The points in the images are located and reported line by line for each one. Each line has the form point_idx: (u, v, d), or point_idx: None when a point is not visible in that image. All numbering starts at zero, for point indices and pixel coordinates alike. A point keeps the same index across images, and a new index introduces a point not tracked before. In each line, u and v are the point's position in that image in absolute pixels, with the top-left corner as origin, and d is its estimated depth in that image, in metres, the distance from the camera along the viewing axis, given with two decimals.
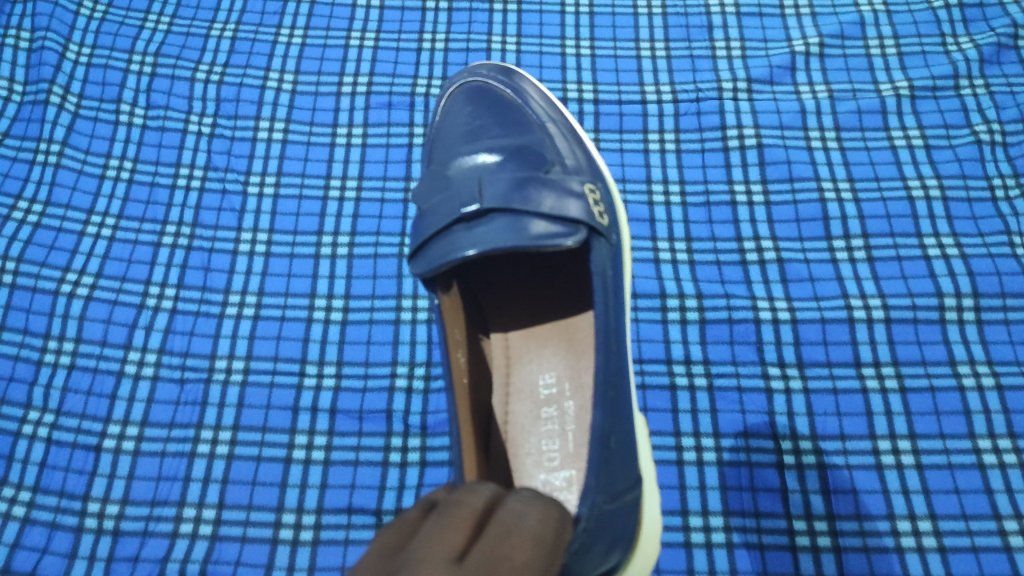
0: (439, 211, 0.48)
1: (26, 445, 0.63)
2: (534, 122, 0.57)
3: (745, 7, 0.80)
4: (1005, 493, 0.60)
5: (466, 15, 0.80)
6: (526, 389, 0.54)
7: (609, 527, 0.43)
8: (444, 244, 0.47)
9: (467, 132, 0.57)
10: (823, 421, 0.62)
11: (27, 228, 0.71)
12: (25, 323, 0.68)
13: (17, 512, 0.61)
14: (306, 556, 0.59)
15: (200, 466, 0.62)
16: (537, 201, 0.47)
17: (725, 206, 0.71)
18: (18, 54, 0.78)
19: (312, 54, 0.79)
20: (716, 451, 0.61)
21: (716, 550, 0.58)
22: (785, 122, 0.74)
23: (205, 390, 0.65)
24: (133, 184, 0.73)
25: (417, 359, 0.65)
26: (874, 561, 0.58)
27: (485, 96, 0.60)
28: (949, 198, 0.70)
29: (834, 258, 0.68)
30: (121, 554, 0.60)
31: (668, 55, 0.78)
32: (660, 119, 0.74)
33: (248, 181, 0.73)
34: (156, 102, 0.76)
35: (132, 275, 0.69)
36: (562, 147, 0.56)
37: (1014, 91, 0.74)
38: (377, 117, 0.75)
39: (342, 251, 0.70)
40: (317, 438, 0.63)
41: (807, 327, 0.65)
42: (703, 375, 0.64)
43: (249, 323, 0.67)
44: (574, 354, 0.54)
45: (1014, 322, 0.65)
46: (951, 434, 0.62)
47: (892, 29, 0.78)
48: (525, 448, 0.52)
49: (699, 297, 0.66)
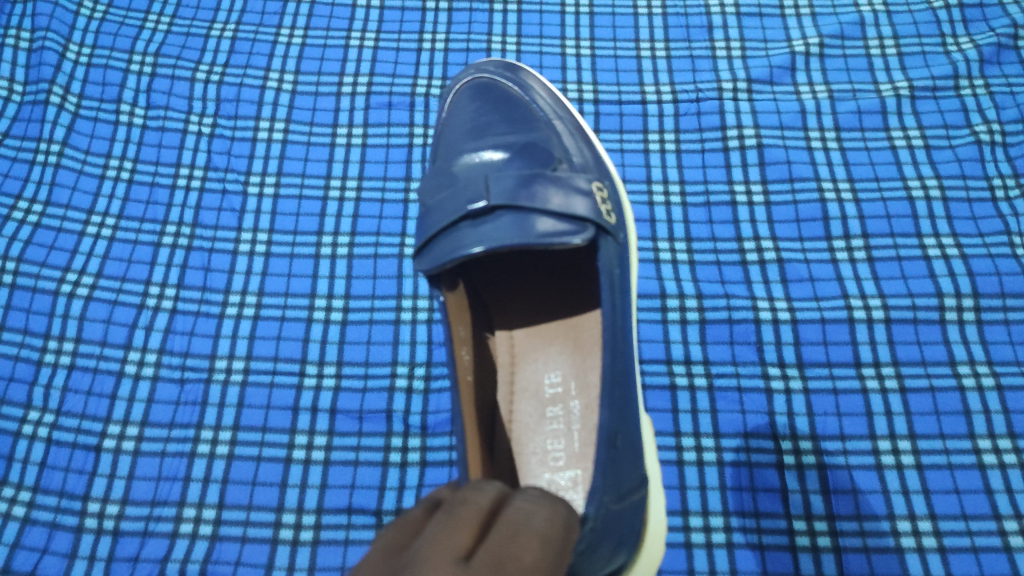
0: (446, 208, 0.48)
1: (25, 445, 0.63)
2: (540, 119, 0.57)
3: (745, 7, 0.80)
4: (1005, 493, 0.60)
5: (466, 15, 0.80)
6: (531, 388, 0.54)
7: (615, 527, 0.43)
8: (450, 240, 0.47)
9: (472, 128, 0.57)
10: (823, 421, 0.62)
11: (27, 228, 0.71)
12: (25, 323, 0.68)
13: (17, 512, 0.61)
14: (306, 556, 0.59)
15: (200, 466, 0.62)
16: (544, 198, 0.47)
17: (725, 206, 0.71)
18: (18, 54, 0.78)
19: (312, 54, 0.79)
20: (716, 451, 0.62)
21: (717, 550, 0.58)
22: (785, 122, 0.74)
23: (205, 390, 0.65)
24: (133, 184, 0.73)
25: (417, 359, 0.65)
26: (874, 561, 0.58)
27: (491, 93, 0.60)
28: (949, 198, 0.70)
29: (834, 258, 0.68)
30: (121, 554, 0.60)
31: (668, 55, 0.78)
32: (660, 120, 0.74)
33: (248, 181, 0.73)
34: (156, 102, 0.76)
35: (132, 275, 0.69)
36: (569, 144, 0.56)
37: (1014, 91, 0.74)
38: (377, 117, 0.75)
39: (342, 251, 0.70)
40: (317, 438, 0.63)
41: (807, 327, 0.65)
42: (703, 375, 0.64)
43: (249, 323, 0.67)
44: (580, 353, 0.54)
45: (1014, 321, 0.65)
46: (951, 434, 0.62)
47: (891, 30, 0.78)
48: (529, 447, 0.52)
49: (699, 297, 0.66)
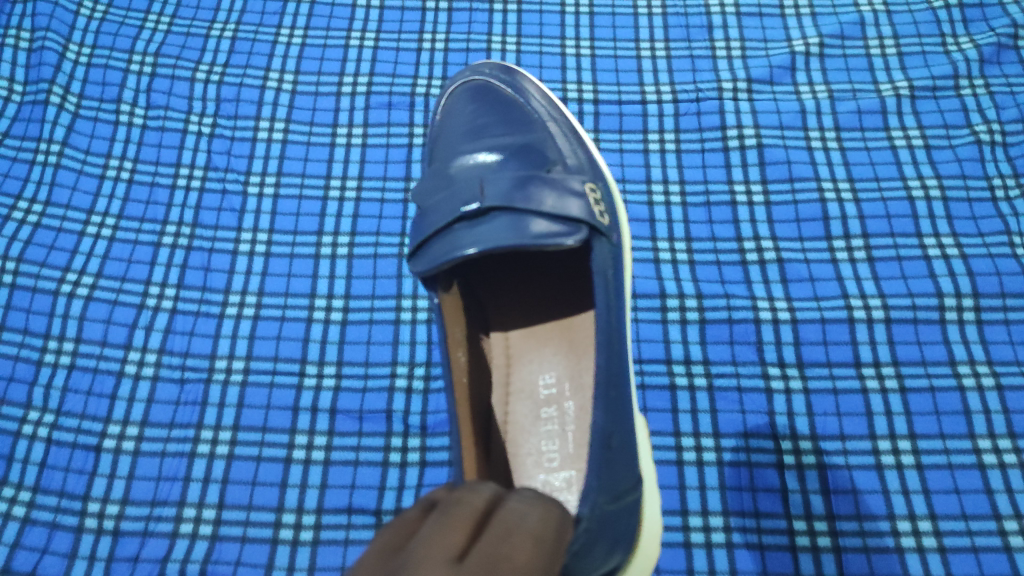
0: (441, 210, 0.48)
1: (26, 446, 0.63)
2: (536, 121, 0.57)
3: (745, 7, 0.80)
4: (1005, 493, 0.60)
5: (466, 15, 0.80)
6: (526, 389, 0.54)
7: (611, 527, 0.43)
8: (446, 242, 0.47)
9: (468, 130, 0.57)
10: (823, 421, 0.62)
11: (27, 228, 0.71)
12: (25, 323, 0.68)
13: (17, 512, 0.61)
14: (306, 556, 0.59)
15: (200, 466, 0.62)
16: (538, 200, 0.47)
17: (725, 206, 0.71)
18: (18, 54, 0.78)
19: (312, 54, 0.79)
20: (716, 451, 0.62)
21: (716, 550, 0.58)
22: (785, 122, 0.74)
23: (205, 390, 0.65)
24: (133, 185, 0.73)
25: (417, 359, 0.65)
26: (874, 562, 0.58)
27: (487, 95, 0.60)
28: (949, 198, 0.70)
29: (834, 258, 0.68)
30: (121, 554, 0.60)
31: (668, 55, 0.78)
32: (660, 120, 0.74)
33: (248, 181, 0.73)
34: (156, 102, 0.76)
35: (132, 275, 0.69)
36: (564, 146, 0.56)
37: (1014, 91, 0.74)
38: (377, 117, 0.75)
39: (342, 251, 0.70)
40: (317, 438, 0.63)
41: (807, 327, 0.65)
42: (703, 375, 0.64)
43: (249, 323, 0.67)
44: (574, 354, 0.54)
45: (1014, 321, 0.65)
46: (951, 434, 0.62)
47: (892, 29, 0.78)
48: (524, 449, 0.52)
49: (699, 297, 0.66)
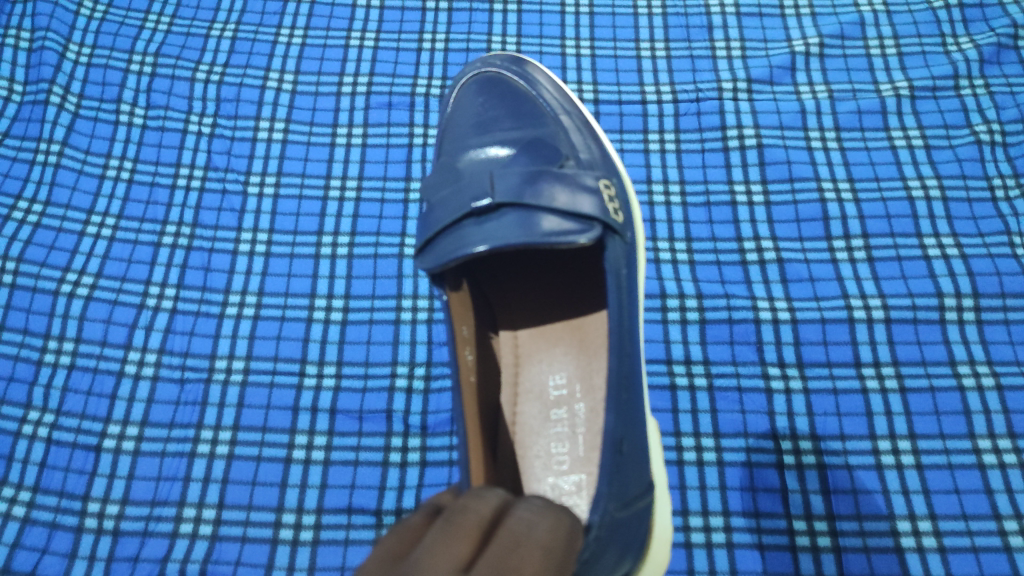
0: (450, 205, 0.48)
1: (25, 446, 0.63)
2: (548, 115, 0.57)
3: (745, 7, 0.80)
4: (1005, 493, 0.60)
5: (466, 15, 0.80)
6: (535, 390, 0.54)
7: (621, 534, 0.43)
8: (454, 239, 0.47)
9: (478, 124, 0.57)
10: (823, 420, 0.62)
11: (27, 228, 0.71)
12: (25, 323, 0.68)
13: (17, 512, 0.61)
14: (306, 556, 0.59)
15: (200, 465, 0.62)
16: (550, 196, 0.47)
17: (725, 206, 0.71)
18: (18, 54, 0.78)
19: (312, 54, 0.79)
20: (716, 451, 0.62)
21: (717, 550, 0.58)
22: (785, 122, 0.74)
23: (205, 390, 0.65)
24: (133, 185, 0.73)
25: (417, 359, 0.65)
26: (874, 561, 0.58)
27: (497, 87, 0.60)
28: (949, 198, 0.70)
29: (834, 258, 0.68)
30: (121, 555, 0.60)
31: (668, 55, 0.78)
32: (660, 120, 0.74)
33: (249, 181, 0.73)
34: (156, 102, 0.76)
35: (132, 275, 0.69)
36: (577, 140, 0.56)
37: (1014, 91, 0.74)
38: (377, 117, 0.75)
39: (342, 251, 0.70)
40: (317, 437, 0.63)
41: (807, 326, 0.65)
42: (703, 375, 0.64)
43: (249, 323, 0.67)
44: (585, 354, 0.54)
45: (1014, 321, 0.65)
46: (951, 434, 0.62)
47: (891, 30, 0.78)
48: (532, 451, 0.52)
49: (699, 297, 0.66)
